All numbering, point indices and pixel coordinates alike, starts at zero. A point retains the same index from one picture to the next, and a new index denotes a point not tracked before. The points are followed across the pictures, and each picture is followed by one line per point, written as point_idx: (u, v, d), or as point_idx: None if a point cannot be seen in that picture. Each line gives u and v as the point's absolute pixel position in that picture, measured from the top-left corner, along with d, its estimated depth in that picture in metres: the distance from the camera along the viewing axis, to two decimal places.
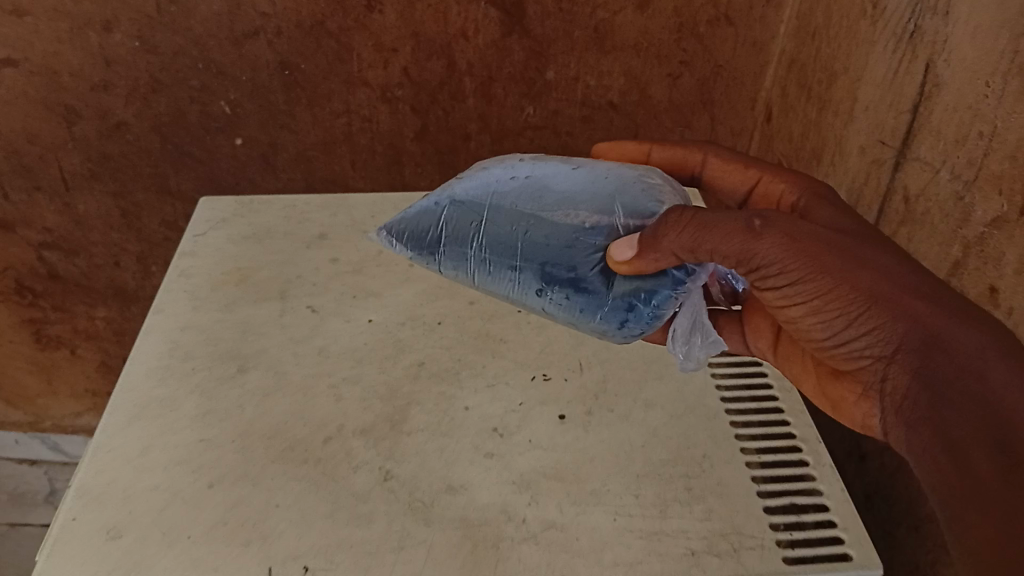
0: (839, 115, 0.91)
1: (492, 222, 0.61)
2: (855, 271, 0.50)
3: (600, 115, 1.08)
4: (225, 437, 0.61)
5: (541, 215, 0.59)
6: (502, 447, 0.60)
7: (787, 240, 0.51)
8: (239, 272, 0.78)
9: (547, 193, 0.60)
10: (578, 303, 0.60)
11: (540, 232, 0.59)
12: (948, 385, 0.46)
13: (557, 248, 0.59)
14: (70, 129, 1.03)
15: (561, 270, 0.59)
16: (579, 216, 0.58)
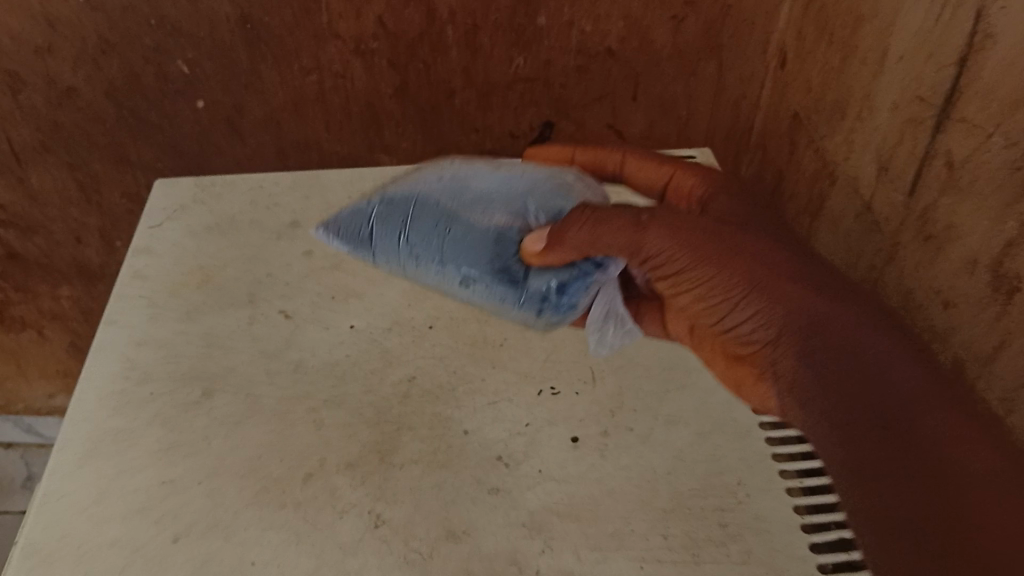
0: (867, 64, 0.81)
1: (415, 218, 0.57)
2: (738, 259, 0.50)
3: (596, 64, 0.98)
4: (190, 478, 0.54)
5: (458, 213, 0.56)
6: (508, 480, 0.53)
7: (675, 232, 0.50)
8: (202, 271, 0.69)
9: (467, 194, 0.56)
10: (495, 293, 0.56)
11: (459, 227, 0.55)
12: (836, 367, 0.46)
13: (476, 242, 0.55)
14: (15, 98, 0.93)
15: (480, 263, 0.55)
16: (498, 212, 0.55)
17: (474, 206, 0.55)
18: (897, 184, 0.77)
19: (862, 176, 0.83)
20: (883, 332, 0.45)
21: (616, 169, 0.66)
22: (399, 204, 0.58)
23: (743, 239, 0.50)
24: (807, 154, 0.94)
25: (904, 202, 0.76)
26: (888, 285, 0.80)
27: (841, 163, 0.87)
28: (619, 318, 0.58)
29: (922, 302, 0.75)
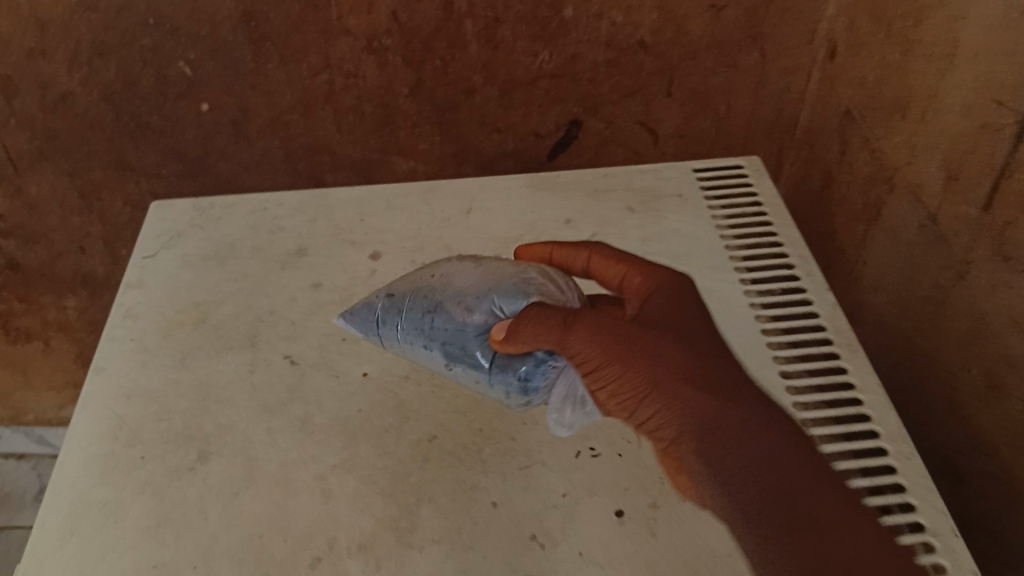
0: (932, 59, 0.73)
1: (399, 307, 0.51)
2: (646, 360, 0.46)
3: (628, 57, 0.90)
4: (183, 561, 0.47)
5: (438, 302, 0.50)
6: (544, 565, 0.46)
7: (593, 334, 0.46)
8: (199, 308, 0.62)
9: (432, 283, 0.51)
10: (472, 377, 0.50)
11: (439, 316, 0.50)
12: (743, 471, 0.43)
13: (454, 329, 0.49)
14: (9, 104, 0.87)
15: (457, 350, 0.49)
16: (465, 302, 0.49)
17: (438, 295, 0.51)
18: (969, 196, 0.69)
19: (925, 184, 0.75)
20: (774, 431, 0.44)
21: (584, 270, 0.56)
22: (376, 295, 0.55)
23: (645, 337, 0.46)
24: (861, 155, 0.85)
25: (977, 217, 0.68)
26: (956, 309, 0.71)
27: (901, 167, 0.78)
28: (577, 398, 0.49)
29: (998, 331, 0.65)
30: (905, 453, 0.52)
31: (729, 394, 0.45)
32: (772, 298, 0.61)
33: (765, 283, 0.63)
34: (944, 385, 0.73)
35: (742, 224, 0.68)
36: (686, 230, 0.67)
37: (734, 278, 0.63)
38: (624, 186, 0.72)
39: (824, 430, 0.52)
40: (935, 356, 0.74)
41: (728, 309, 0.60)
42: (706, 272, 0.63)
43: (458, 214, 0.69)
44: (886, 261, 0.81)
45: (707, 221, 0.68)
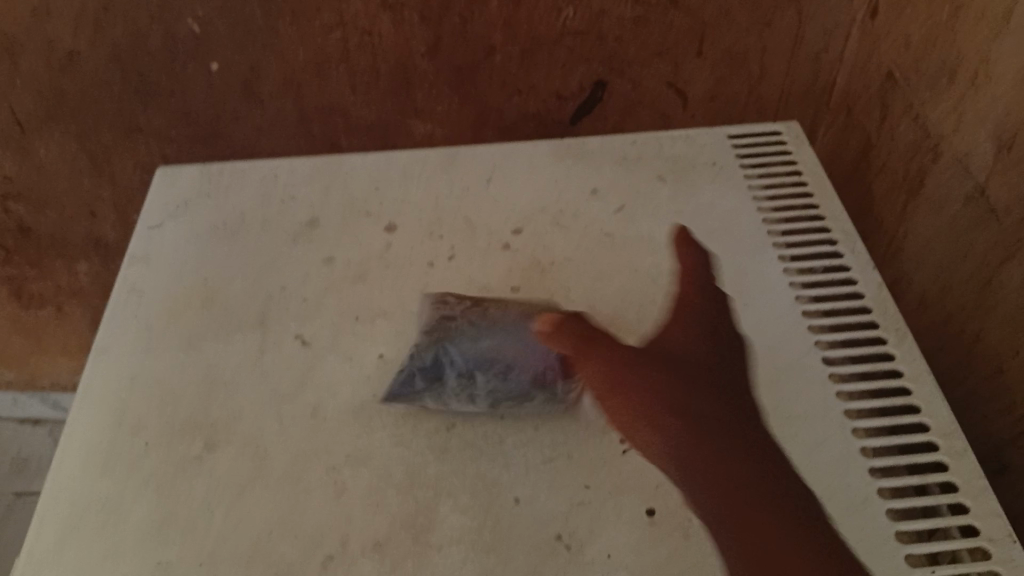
0: (983, 19, 0.68)
1: (459, 355, 0.51)
2: (624, 372, 0.43)
3: (657, 14, 0.85)
4: (189, 560, 0.45)
5: (487, 341, 0.52)
6: (570, 569, 0.43)
7: (582, 342, 0.45)
8: (206, 285, 0.59)
9: (448, 321, 0.53)
10: (539, 396, 0.50)
11: (503, 353, 0.51)
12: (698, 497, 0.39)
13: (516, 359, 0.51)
14: (13, 64, 0.84)
15: (527, 375, 0.50)
16: (513, 333, 0.52)
17: (454, 332, 0.52)
18: (1022, 167, 0.64)
19: (974, 153, 0.70)
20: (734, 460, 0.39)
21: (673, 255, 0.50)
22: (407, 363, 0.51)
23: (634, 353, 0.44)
24: (903, 121, 0.80)
25: None
26: (1004, 288, 0.67)
27: (947, 134, 0.73)
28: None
29: None
30: (957, 449, 0.47)
31: (704, 419, 0.41)
32: (812, 277, 0.57)
33: (806, 261, 0.58)
34: (993, 368, 0.69)
35: (780, 196, 0.64)
36: (721, 203, 0.63)
37: (772, 255, 0.59)
38: (654, 154, 0.68)
39: (869, 423, 0.48)
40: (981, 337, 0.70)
41: (765, 290, 0.56)
42: (742, 249, 0.59)
43: (478, 185, 0.66)
44: (930, 234, 0.77)
45: (743, 193, 0.64)
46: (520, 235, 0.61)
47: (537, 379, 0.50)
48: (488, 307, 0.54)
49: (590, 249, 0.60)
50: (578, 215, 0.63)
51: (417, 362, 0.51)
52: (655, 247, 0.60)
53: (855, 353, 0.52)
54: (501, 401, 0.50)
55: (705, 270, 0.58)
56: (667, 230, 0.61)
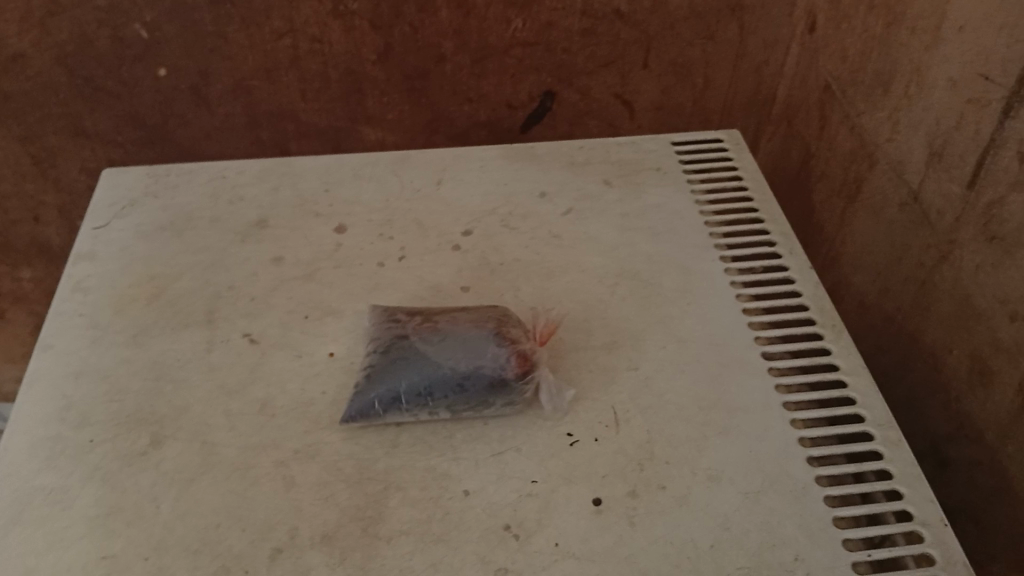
0: (916, 34, 0.71)
1: (391, 368, 0.50)
2: None
3: (605, 26, 0.89)
4: (133, 554, 0.44)
5: (418, 349, 0.50)
6: (520, 558, 0.43)
7: None
8: (152, 283, 0.59)
9: (402, 340, 0.51)
10: (474, 397, 0.48)
11: (434, 359, 0.50)
12: None
13: (447, 363, 0.49)
14: None
15: (455, 378, 0.49)
16: (442, 339, 0.51)
17: (407, 350, 0.50)
18: (954, 173, 0.67)
19: (908, 161, 0.74)
20: None
21: None
22: (355, 384, 0.50)
23: None
24: (842, 130, 0.84)
25: (961, 193, 0.67)
26: (941, 289, 0.70)
27: (883, 144, 0.77)
28: (553, 383, 0.50)
29: (984, 311, 0.65)
30: (891, 438, 0.49)
31: None
32: (753, 277, 0.58)
33: (748, 262, 0.60)
34: (933, 366, 0.72)
35: (723, 199, 0.65)
36: (667, 205, 0.64)
37: (715, 256, 0.60)
38: (602, 159, 0.69)
39: (807, 413, 0.50)
40: (920, 335, 0.73)
41: (708, 289, 0.58)
42: (686, 250, 0.61)
43: (429, 186, 0.66)
44: (870, 240, 0.81)
45: (687, 196, 0.65)
46: (471, 236, 0.62)
47: (492, 383, 0.49)
48: (438, 321, 0.52)
49: (539, 248, 0.61)
50: (527, 216, 0.64)
51: (375, 382, 0.49)
52: (602, 247, 0.61)
53: (794, 348, 0.54)
54: (462, 409, 0.49)
55: (649, 269, 0.59)
56: (615, 231, 0.62)
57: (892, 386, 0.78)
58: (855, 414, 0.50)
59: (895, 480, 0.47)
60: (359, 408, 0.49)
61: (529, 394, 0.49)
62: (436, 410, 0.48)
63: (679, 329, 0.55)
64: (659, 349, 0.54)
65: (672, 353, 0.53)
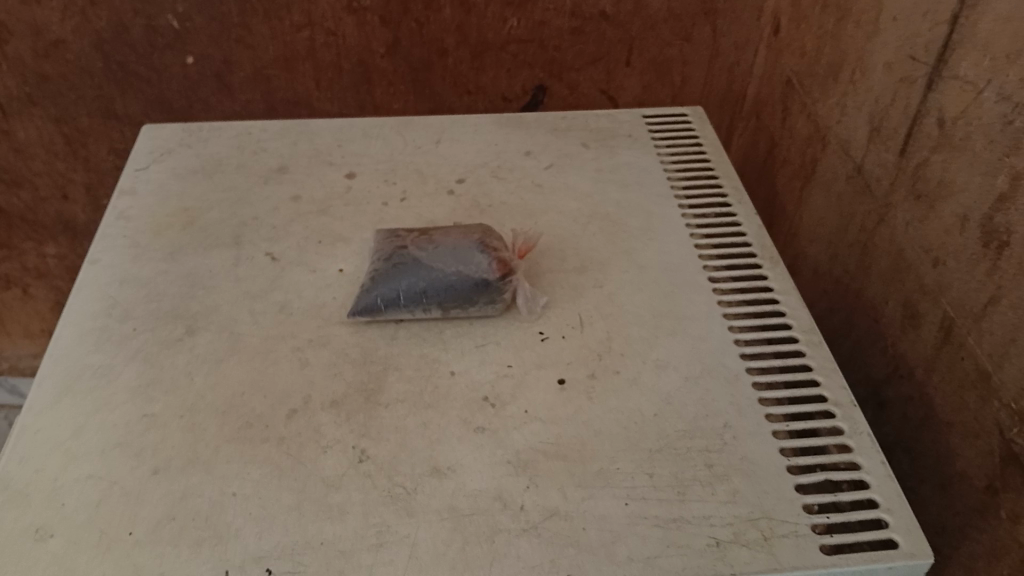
0: (861, 26, 0.81)
1: (394, 271, 0.58)
2: None
3: (592, 26, 1.04)
4: (171, 413, 0.52)
5: (416, 258, 0.59)
6: (495, 421, 0.52)
7: None
8: (187, 212, 0.68)
9: (401, 251, 0.60)
10: (463, 296, 0.57)
11: (430, 265, 0.59)
12: None
13: (440, 268, 0.58)
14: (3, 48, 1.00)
15: (446, 280, 0.57)
16: (437, 251, 0.60)
17: (405, 257, 0.60)
18: (890, 144, 0.77)
19: (854, 138, 0.83)
20: None
21: None
22: (363, 286, 0.59)
23: None
24: (800, 118, 0.94)
25: (894, 160, 0.76)
26: (879, 247, 0.79)
27: (833, 126, 0.87)
28: (529, 290, 0.60)
29: (913, 262, 0.73)
30: (814, 341, 0.58)
31: None
32: (705, 220, 0.68)
33: (701, 208, 0.69)
34: (873, 317, 0.80)
35: (684, 159, 0.75)
36: (636, 163, 0.74)
37: (674, 204, 0.69)
38: (581, 126, 0.78)
39: (742, 321, 0.59)
40: (863, 292, 0.82)
41: (666, 228, 0.67)
42: (649, 198, 0.70)
43: (429, 144, 0.76)
44: (822, 213, 0.90)
45: (653, 156, 0.75)
46: (464, 183, 0.71)
47: (478, 285, 0.57)
48: (432, 236, 0.61)
49: (522, 195, 0.70)
50: (513, 169, 0.73)
51: (377, 282, 0.58)
52: (578, 195, 0.70)
53: (735, 273, 0.63)
54: (451, 306, 0.57)
55: (617, 212, 0.68)
56: (589, 182, 0.72)
57: (841, 342, 0.87)
58: (784, 324, 0.59)
59: (814, 373, 0.56)
60: (365, 305, 0.57)
61: (508, 297, 0.58)
62: (430, 308, 0.57)
63: (639, 258, 0.64)
64: (621, 273, 0.63)
65: (632, 275, 0.63)
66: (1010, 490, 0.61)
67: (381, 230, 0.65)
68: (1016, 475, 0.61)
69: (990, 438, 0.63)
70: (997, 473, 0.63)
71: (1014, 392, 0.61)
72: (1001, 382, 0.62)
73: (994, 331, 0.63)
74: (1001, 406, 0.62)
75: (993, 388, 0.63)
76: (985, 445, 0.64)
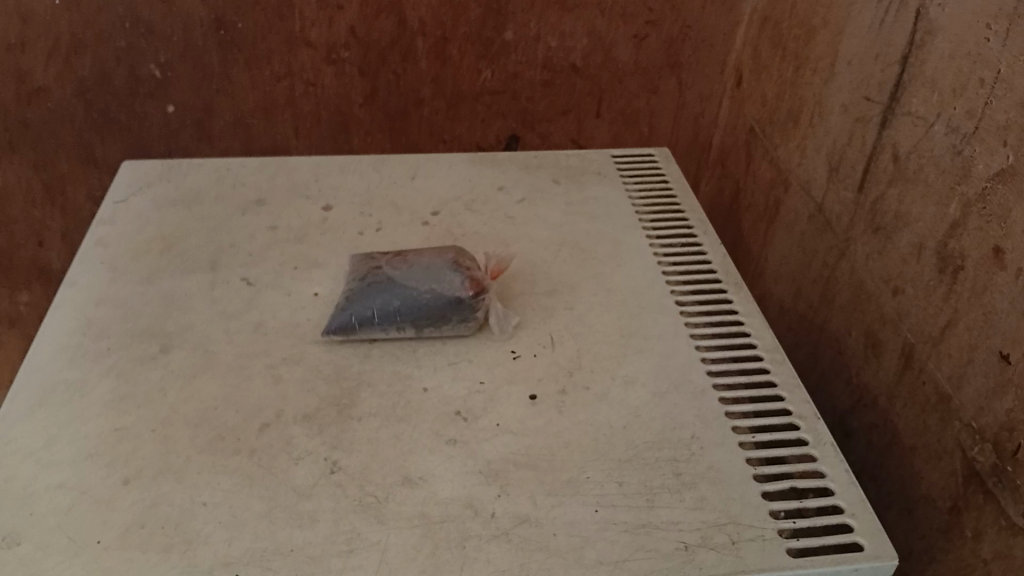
0: (818, 73, 0.85)
1: (369, 290, 0.60)
2: None
3: (563, 78, 1.08)
4: (143, 426, 0.53)
5: (390, 278, 0.61)
6: (466, 433, 0.53)
7: None
8: (164, 240, 0.69)
9: (375, 271, 0.61)
10: (436, 314, 0.58)
11: (404, 284, 0.60)
12: None
13: (414, 287, 0.60)
14: None
15: (419, 299, 0.59)
16: (410, 272, 0.61)
17: (379, 276, 0.61)
18: (848, 182, 0.80)
19: (815, 179, 0.86)
20: None
21: None
22: (337, 306, 0.60)
23: None
24: (763, 164, 0.98)
25: (853, 197, 0.79)
26: (841, 281, 0.81)
27: (795, 168, 0.90)
28: (500, 310, 0.61)
29: (873, 293, 0.76)
30: (777, 359, 0.60)
31: None
32: (672, 249, 0.70)
33: (668, 238, 0.71)
34: (838, 350, 0.82)
35: (651, 194, 0.77)
36: (604, 198, 0.76)
37: (642, 234, 0.71)
38: (552, 164, 0.81)
39: (708, 340, 0.60)
40: (827, 326, 0.84)
41: (634, 256, 0.69)
42: (617, 228, 0.72)
43: (404, 179, 0.78)
44: (786, 253, 0.93)
45: (621, 191, 0.77)
46: (438, 215, 0.73)
47: (451, 303, 0.59)
48: (407, 257, 0.63)
49: (494, 225, 0.72)
50: (486, 202, 0.75)
51: (352, 301, 0.59)
52: (548, 225, 0.72)
53: (701, 298, 0.64)
54: (424, 324, 0.58)
55: (586, 241, 0.70)
56: (559, 214, 0.74)
57: (808, 378, 0.88)
58: (748, 344, 0.61)
59: (779, 389, 0.58)
60: (340, 324, 0.58)
61: (479, 315, 0.59)
62: (403, 326, 0.58)
63: (608, 283, 0.66)
64: (591, 296, 0.64)
65: (602, 298, 0.64)
66: (974, 509, 0.62)
67: (355, 255, 0.67)
68: (979, 492, 0.62)
69: (953, 459, 0.64)
70: (961, 493, 0.64)
71: (974, 410, 0.62)
72: (961, 403, 0.64)
73: (952, 354, 0.65)
74: (962, 425, 0.64)
75: (954, 409, 0.64)
76: (949, 466, 0.65)
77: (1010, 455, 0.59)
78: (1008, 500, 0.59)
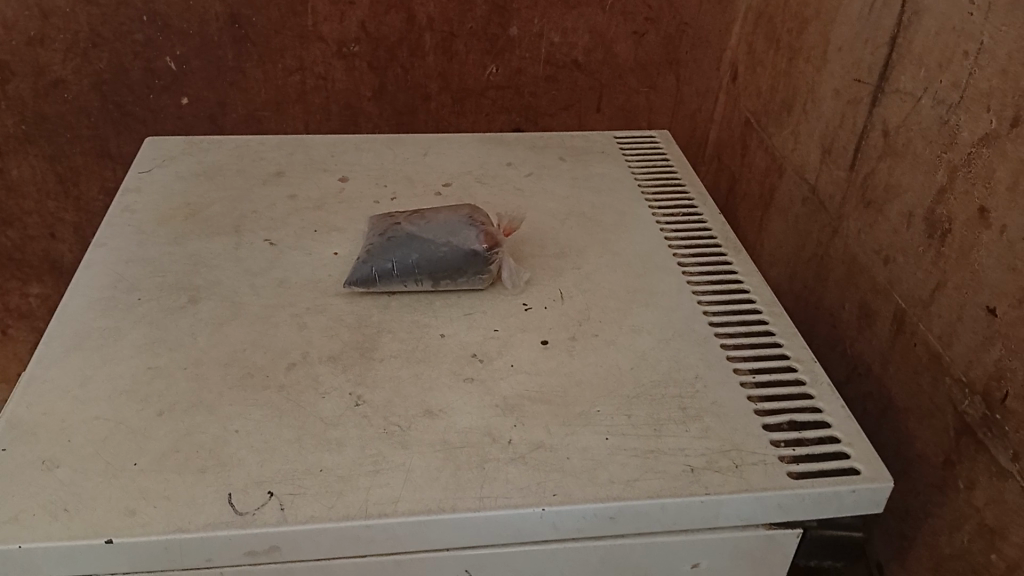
0: (811, 61, 0.89)
1: (390, 244, 0.63)
2: None
3: (565, 74, 1.12)
4: (175, 366, 0.55)
5: (411, 233, 0.64)
6: (482, 372, 0.56)
7: None
8: (188, 207, 0.72)
9: (395, 227, 0.65)
10: (453, 267, 0.61)
11: (424, 238, 0.63)
12: None
13: (433, 241, 0.63)
14: (3, 87, 1.05)
15: (438, 252, 0.62)
16: (430, 228, 0.64)
17: (399, 232, 0.64)
18: (840, 162, 0.84)
19: (808, 162, 0.90)
20: None
21: None
22: (360, 258, 0.63)
23: None
24: (757, 153, 1.02)
25: (845, 176, 0.83)
26: (834, 256, 0.85)
27: (789, 153, 0.94)
28: (513, 267, 0.64)
29: (866, 264, 0.79)
30: (776, 313, 0.63)
31: None
32: (674, 218, 0.73)
33: (670, 209, 0.75)
34: (832, 323, 0.85)
35: (652, 171, 0.81)
36: (609, 174, 0.80)
37: (645, 205, 0.75)
38: (558, 144, 0.85)
39: (710, 295, 0.64)
40: (821, 301, 0.88)
41: (639, 223, 0.72)
42: (622, 200, 0.76)
43: (416, 156, 0.81)
44: (782, 235, 0.96)
45: (624, 168, 0.81)
46: (450, 187, 0.76)
47: (468, 257, 0.62)
48: (426, 215, 0.66)
49: (505, 196, 0.75)
50: (496, 176, 0.79)
51: (374, 254, 0.62)
52: (556, 197, 0.76)
53: (702, 260, 0.68)
54: (441, 277, 0.62)
55: (592, 211, 0.74)
56: (566, 187, 0.78)
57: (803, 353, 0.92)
58: (748, 300, 0.64)
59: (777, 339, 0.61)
60: (363, 276, 0.61)
61: (494, 269, 0.62)
62: (422, 278, 0.62)
63: (614, 246, 0.69)
64: (598, 258, 0.67)
65: (608, 260, 0.67)
66: (965, 459, 0.65)
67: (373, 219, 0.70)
68: (970, 442, 0.65)
69: (945, 413, 0.67)
70: (954, 445, 0.66)
71: (963, 364, 0.65)
72: (951, 359, 0.67)
73: (941, 314, 0.68)
74: (952, 380, 0.67)
75: (944, 366, 0.68)
76: (941, 421, 0.68)
77: (998, 403, 0.62)
78: (997, 446, 0.62)
